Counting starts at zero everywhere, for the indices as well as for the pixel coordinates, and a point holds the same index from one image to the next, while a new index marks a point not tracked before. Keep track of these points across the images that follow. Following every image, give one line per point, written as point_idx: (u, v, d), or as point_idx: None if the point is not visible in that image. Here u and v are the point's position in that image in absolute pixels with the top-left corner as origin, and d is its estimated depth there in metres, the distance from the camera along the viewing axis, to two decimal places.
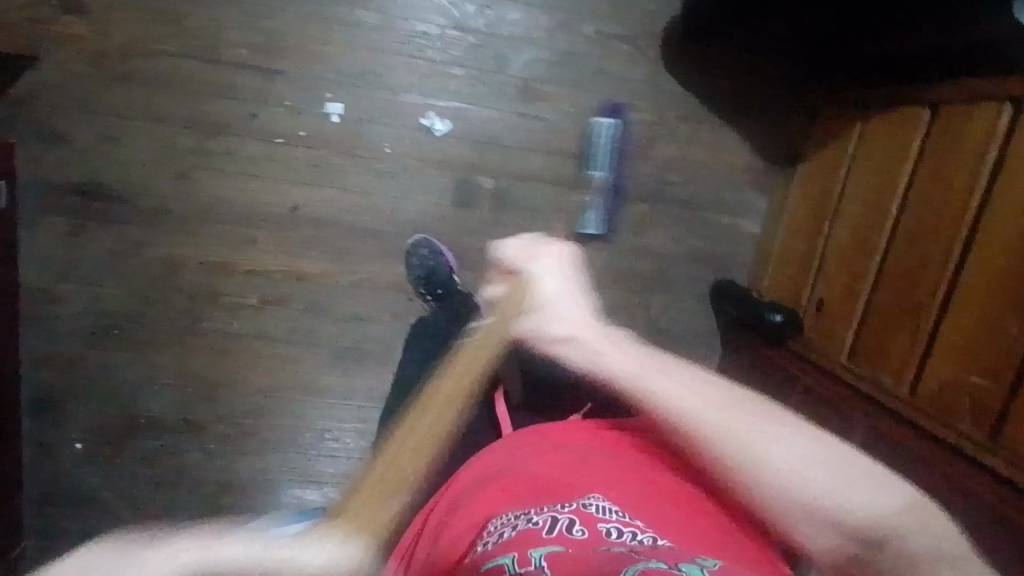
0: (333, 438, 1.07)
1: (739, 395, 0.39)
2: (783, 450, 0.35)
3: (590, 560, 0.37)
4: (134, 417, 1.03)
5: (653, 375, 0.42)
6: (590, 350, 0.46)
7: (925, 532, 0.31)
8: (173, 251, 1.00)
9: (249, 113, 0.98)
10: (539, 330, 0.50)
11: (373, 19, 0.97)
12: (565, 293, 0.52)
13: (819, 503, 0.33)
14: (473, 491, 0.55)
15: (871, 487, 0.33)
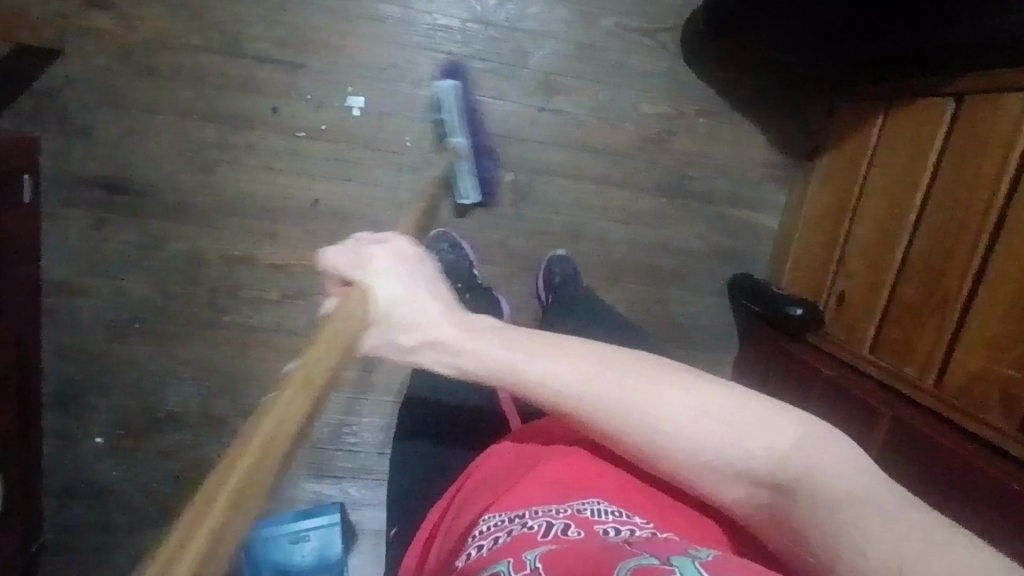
0: (351, 433, 1.07)
1: (615, 368, 0.42)
2: (673, 416, 0.40)
3: (585, 557, 0.36)
4: (155, 411, 1.03)
5: (543, 364, 0.44)
6: (457, 346, 0.46)
7: (809, 456, 0.37)
8: (195, 245, 1.00)
9: (272, 107, 0.98)
10: (391, 343, 0.47)
11: (396, 14, 0.97)
12: (414, 303, 0.48)
13: (716, 453, 0.38)
14: (481, 490, 0.53)
15: (768, 432, 0.38)
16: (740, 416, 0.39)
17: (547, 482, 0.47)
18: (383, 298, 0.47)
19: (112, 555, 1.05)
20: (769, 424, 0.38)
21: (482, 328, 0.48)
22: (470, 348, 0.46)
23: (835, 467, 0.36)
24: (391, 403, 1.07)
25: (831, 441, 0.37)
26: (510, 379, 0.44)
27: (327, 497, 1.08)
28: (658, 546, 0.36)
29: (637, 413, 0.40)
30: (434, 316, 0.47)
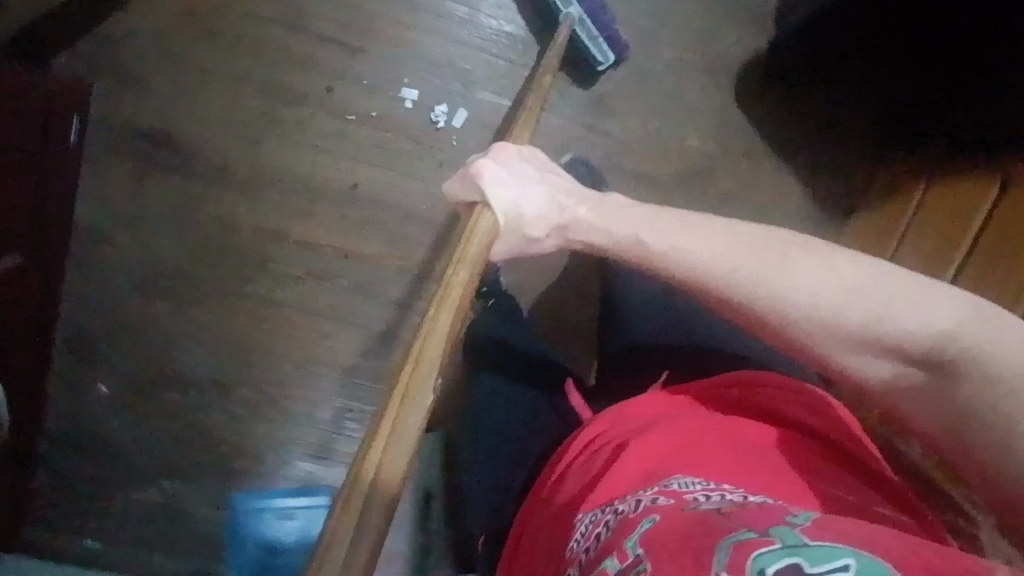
0: (351, 419, 1.07)
1: (755, 249, 0.55)
2: (819, 298, 0.51)
3: (681, 526, 0.42)
4: (165, 368, 1.04)
5: (688, 246, 0.56)
6: (584, 225, 0.60)
7: (962, 326, 0.46)
8: (229, 211, 1.01)
9: (326, 87, 0.99)
10: (523, 239, 0.60)
11: (461, 13, 0.98)
12: (543, 200, 0.59)
13: (854, 321, 0.50)
14: (571, 483, 0.59)
15: (921, 311, 0.48)
16: (891, 301, 0.49)
17: (638, 471, 0.54)
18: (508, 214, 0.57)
19: (99, 506, 1.06)
20: (922, 301, 0.48)
21: (605, 205, 0.61)
22: (596, 227, 0.60)
23: (978, 341, 0.45)
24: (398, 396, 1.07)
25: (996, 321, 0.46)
26: (644, 253, 0.58)
27: (319, 479, 1.08)
28: (756, 514, 0.42)
29: (784, 292, 0.52)
30: (554, 210, 0.59)
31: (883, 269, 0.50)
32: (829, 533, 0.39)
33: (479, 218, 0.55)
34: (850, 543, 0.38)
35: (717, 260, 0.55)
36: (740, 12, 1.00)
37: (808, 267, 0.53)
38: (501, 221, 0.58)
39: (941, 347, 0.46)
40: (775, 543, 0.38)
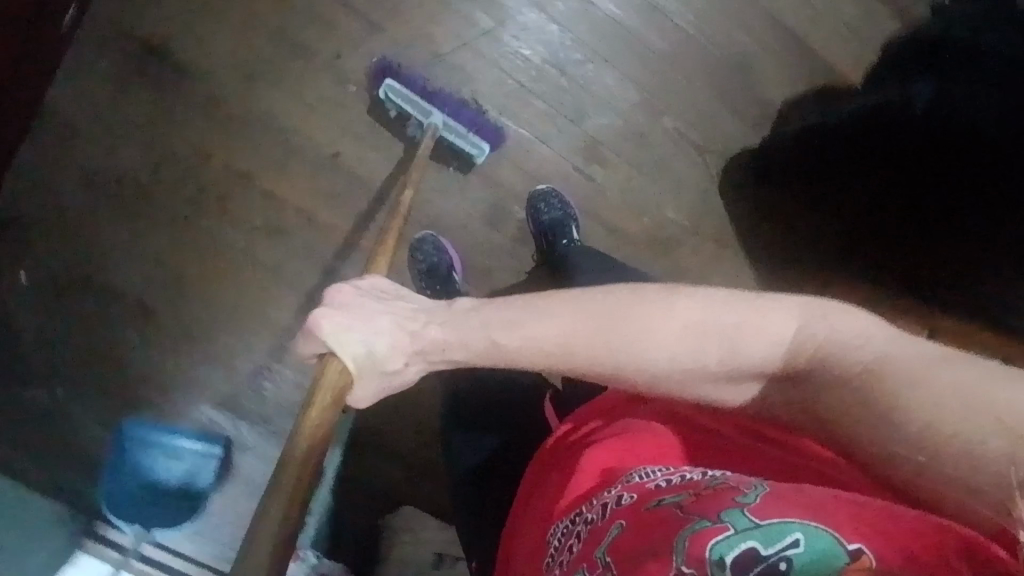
0: (268, 377, 1.07)
1: (591, 317, 0.45)
2: (664, 361, 0.44)
3: (646, 525, 0.39)
4: (91, 276, 1.01)
5: (538, 330, 0.45)
6: (440, 342, 0.50)
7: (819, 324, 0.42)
8: (205, 142, 1.00)
9: (335, 53, 0.99)
10: (389, 374, 0.51)
11: (486, 25, 0.99)
12: (385, 327, 0.50)
13: (718, 365, 0.44)
14: (538, 496, 0.54)
15: (765, 331, 0.43)
16: (732, 332, 0.43)
17: (600, 465, 0.50)
18: (357, 354, 0.49)
19: None
20: (766, 324, 0.43)
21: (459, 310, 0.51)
22: (450, 340, 0.49)
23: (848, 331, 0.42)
24: None
25: (834, 311, 0.43)
26: (504, 355, 0.47)
27: (219, 429, 1.07)
28: (710, 496, 0.38)
29: (625, 363, 0.44)
30: (403, 336, 0.50)
31: (726, 292, 0.44)
32: (789, 507, 0.35)
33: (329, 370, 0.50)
34: (804, 515, 0.34)
35: (558, 346, 0.45)
36: (744, 105, 1.04)
37: (647, 322, 0.44)
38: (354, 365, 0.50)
39: (800, 360, 0.43)
40: (727, 530, 0.34)
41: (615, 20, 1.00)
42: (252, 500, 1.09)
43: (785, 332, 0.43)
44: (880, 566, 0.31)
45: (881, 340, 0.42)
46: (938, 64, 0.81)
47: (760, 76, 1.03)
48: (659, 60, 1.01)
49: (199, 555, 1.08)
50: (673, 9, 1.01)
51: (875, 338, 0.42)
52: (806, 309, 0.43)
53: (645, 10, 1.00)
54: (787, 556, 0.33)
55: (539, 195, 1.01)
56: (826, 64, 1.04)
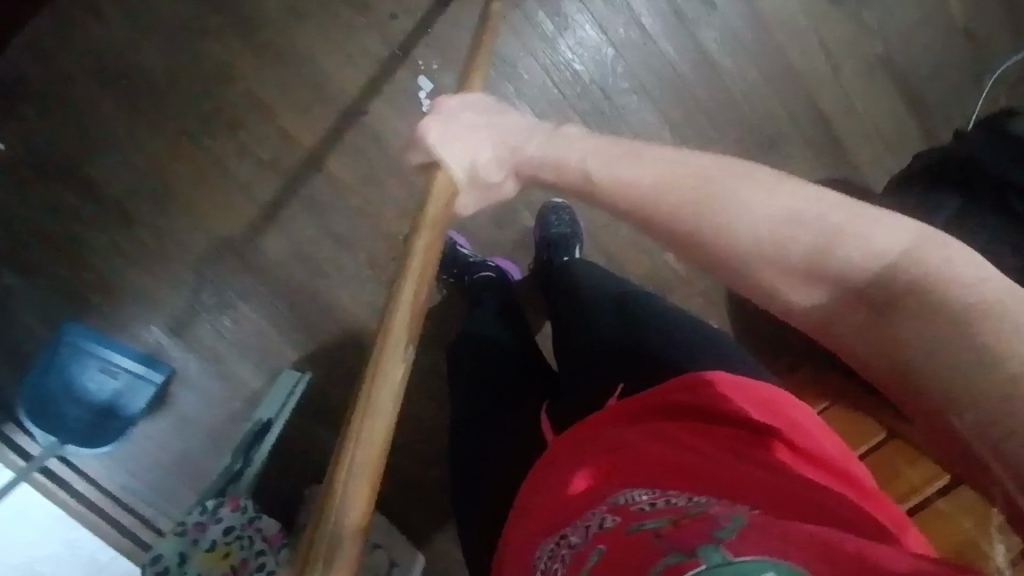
0: (231, 318, 1.03)
1: (688, 176, 0.47)
2: (755, 232, 0.43)
3: (622, 558, 0.39)
4: (77, 166, 0.98)
5: (643, 175, 0.48)
6: (538, 159, 0.54)
7: (916, 246, 0.39)
8: (233, 63, 0.98)
9: (391, 13, 0.99)
10: (491, 189, 0.58)
11: (545, 28, 0.97)
12: (492, 139, 0.56)
13: (803, 242, 0.42)
14: (535, 500, 0.55)
15: (869, 237, 0.40)
16: (826, 224, 0.41)
17: (588, 485, 0.50)
18: (462, 167, 0.55)
19: None
20: (869, 221, 0.41)
21: (570, 133, 0.55)
22: (550, 155, 0.54)
23: (942, 265, 0.37)
24: (289, 321, 1.04)
25: (937, 243, 0.39)
26: (591, 187, 0.50)
27: (166, 357, 1.03)
28: (687, 531, 0.37)
29: (713, 217, 0.45)
30: (504, 149, 0.56)
31: (834, 196, 0.43)
32: (763, 543, 0.35)
33: (439, 175, 0.54)
34: (775, 552, 0.34)
35: (655, 186, 0.47)
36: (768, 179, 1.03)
37: (748, 199, 0.44)
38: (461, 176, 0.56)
39: (889, 271, 0.39)
40: (700, 564, 0.34)
41: (669, 61, 0.99)
42: (178, 437, 1.05)
43: (893, 245, 0.39)
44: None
45: (986, 284, 0.35)
46: (967, 190, 0.83)
47: (786, 152, 1.02)
48: (698, 110, 1.01)
49: (106, 480, 1.04)
50: (727, 64, 1.00)
51: (980, 278, 0.36)
52: (919, 233, 0.39)
53: (699, 58, 0.99)
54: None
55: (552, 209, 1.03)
56: (853, 163, 1.03)
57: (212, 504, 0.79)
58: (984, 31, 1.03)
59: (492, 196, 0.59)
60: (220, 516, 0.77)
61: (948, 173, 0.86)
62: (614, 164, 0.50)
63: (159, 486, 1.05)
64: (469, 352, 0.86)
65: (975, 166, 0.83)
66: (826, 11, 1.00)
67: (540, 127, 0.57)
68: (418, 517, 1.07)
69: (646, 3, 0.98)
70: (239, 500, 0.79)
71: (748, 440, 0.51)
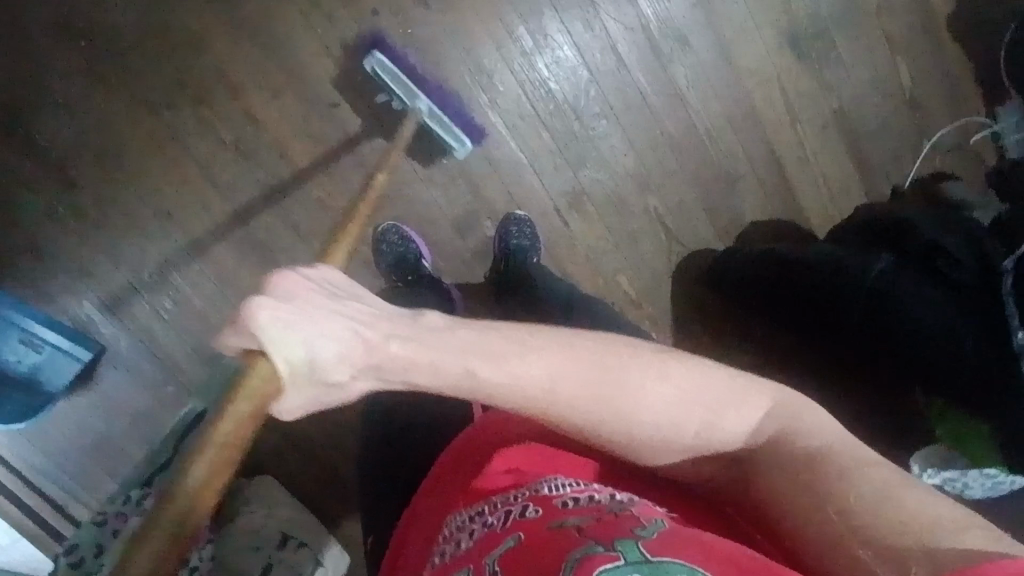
0: (172, 297, 1.00)
1: (585, 363, 0.47)
2: (653, 419, 0.47)
3: (539, 542, 0.40)
4: (24, 121, 0.94)
5: (536, 366, 0.45)
6: (398, 365, 0.44)
7: (784, 416, 0.49)
8: (203, 37, 0.95)
9: (374, 9, 0.96)
10: (326, 389, 0.44)
11: (526, 45, 0.98)
12: (334, 335, 0.42)
13: (687, 428, 0.48)
14: (454, 488, 0.56)
15: (745, 414, 0.48)
16: (712, 408, 0.48)
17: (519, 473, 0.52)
18: (294, 360, 0.41)
19: None
20: (745, 401, 0.49)
21: (433, 324, 0.46)
22: (416, 363, 0.44)
23: (809, 424, 0.48)
24: (233, 308, 1.01)
25: (798, 406, 0.49)
26: (477, 388, 0.45)
27: (95, 332, 1.00)
28: (607, 527, 0.40)
29: (619, 412, 0.46)
30: (354, 343, 0.43)
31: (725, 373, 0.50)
32: (675, 548, 0.37)
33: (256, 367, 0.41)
34: (692, 559, 0.36)
35: (552, 385, 0.45)
36: (719, 214, 1.08)
37: (646, 388, 0.47)
38: (292, 374, 0.42)
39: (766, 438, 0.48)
40: (619, 560, 0.36)
41: (641, 91, 1.02)
42: (99, 416, 1.02)
43: (754, 419, 0.49)
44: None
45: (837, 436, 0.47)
46: (901, 250, 0.85)
47: (740, 190, 1.08)
48: (663, 142, 1.04)
49: (17, 457, 1.02)
50: (694, 101, 1.04)
51: (832, 430, 0.48)
52: (775, 402, 0.49)
53: (668, 93, 1.03)
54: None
55: (516, 221, 1.01)
56: (799, 207, 1.09)
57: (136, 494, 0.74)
58: (934, 102, 1.10)
59: (322, 398, 0.44)
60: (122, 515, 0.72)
61: (887, 232, 0.89)
62: (504, 347, 0.45)
63: (72, 468, 1.03)
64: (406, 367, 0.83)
65: (911, 228, 0.85)
66: (793, 64, 1.05)
67: (399, 312, 0.47)
68: (344, 515, 1.06)
69: (625, 34, 1.00)
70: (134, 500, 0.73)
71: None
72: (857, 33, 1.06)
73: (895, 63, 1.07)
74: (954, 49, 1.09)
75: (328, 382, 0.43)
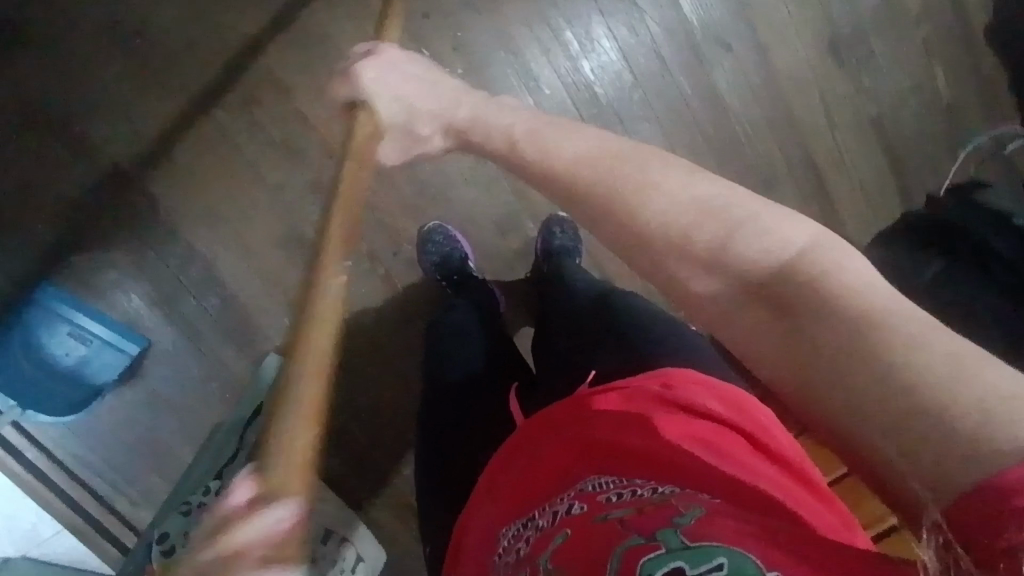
0: (219, 294, 1.01)
1: (613, 147, 0.49)
2: (658, 205, 0.44)
3: (588, 542, 0.39)
4: (73, 119, 0.95)
5: (574, 144, 0.51)
6: (465, 119, 0.65)
7: (825, 253, 0.39)
8: (253, 37, 0.96)
9: (421, 11, 0.97)
10: (415, 141, 0.71)
11: (571, 48, 1.00)
12: (424, 94, 0.70)
13: (692, 224, 0.42)
14: (503, 482, 0.54)
15: (780, 230, 0.40)
16: (731, 220, 0.42)
17: (561, 463, 0.49)
18: (389, 115, 0.70)
19: None
20: (777, 219, 0.41)
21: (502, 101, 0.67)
22: (476, 117, 0.64)
23: (850, 269, 0.37)
24: (277, 305, 1.02)
25: (846, 249, 0.39)
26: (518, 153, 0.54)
27: (140, 327, 1.01)
28: (649, 516, 0.38)
29: (619, 184, 0.45)
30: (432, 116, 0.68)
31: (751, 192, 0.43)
32: (718, 530, 0.35)
33: (366, 120, 0.69)
34: (732, 539, 0.35)
35: (574, 157, 0.49)
36: None
37: (657, 178, 0.45)
38: (389, 122, 0.70)
39: (802, 267, 0.39)
40: (659, 549, 0.35)
41: (683, 94, 1.03)
42: (142, 411, 1.03)
43: (793, 241, 0.40)
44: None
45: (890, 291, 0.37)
46: (949, 252, 0.88)
47: (779, 194, 1.08)
48: (704, 146, 1.05)
49: (60, 451, 1.03)
50: (735, 106, 1.05)
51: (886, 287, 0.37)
52: (817, 237, 0.40)
53: (709, 97, 1.04)
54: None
55: (556, 223, 1.04)
56: (837, 212, 1.10)
57: None
58: (969, 109, 1.11)
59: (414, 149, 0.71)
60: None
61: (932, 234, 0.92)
62: (543, 138, 0.54)
63: (115, 461, 1.04)
64: (454, 360, 0.83)
65: (959, 230, 0.89)
66: (831, 70, 1.06)
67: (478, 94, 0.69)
68: (383, 515, 1.06)
69: (667, 37, 1.01)
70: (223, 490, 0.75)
71: (716, 432, 0.48)
72: (895, 42, 1.07)
73: (931, 69, 1.08)
74: (989, 55, 1.10)
75: (418, 131, 0.70)
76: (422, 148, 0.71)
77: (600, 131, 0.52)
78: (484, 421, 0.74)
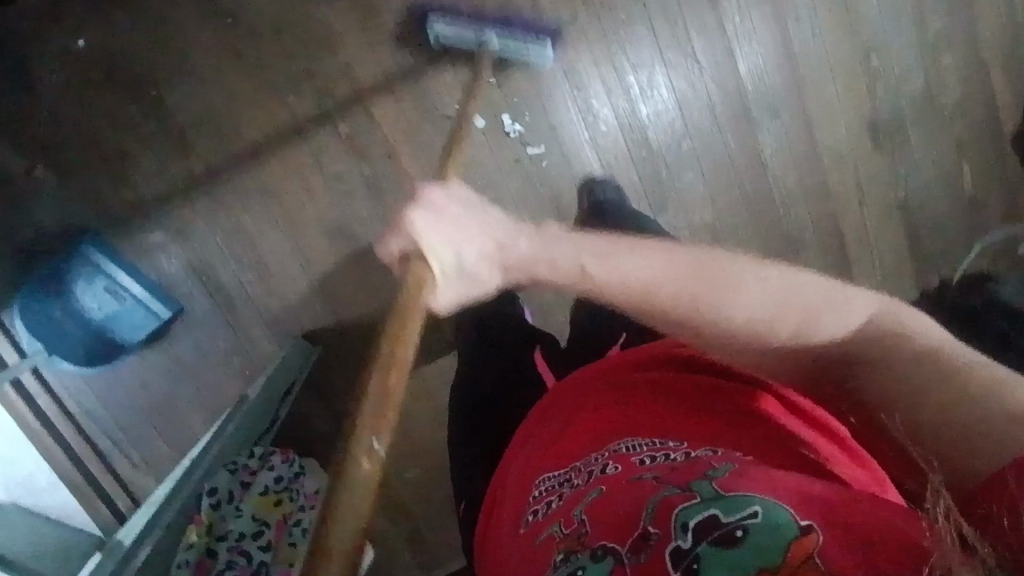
0: (259, 271, 1.03)
1: (687, 260, 0.53)
2: (751, 312, 0.49)
3: (623, 495, 0.41)
4: (151, 82, 0.98)
5: (644, 265, 0.53)
6: (522, 254, 0.56)
7: (884, 318, 0.47)
8: (337, 34, 1.00)
9: (500, 37, 1.02)
10: (472, 288, 0.59)
11: (632, 92, 1.05)
12: (462, 237, 0.57)
13: (785, 323, 0.48)
14: (534, 443, 0.57)
15: (849, 311, 0.48)
16: (808, 305, 0.49)
17: (594, 431, 0.52)
18: (442, 264, 0.57)
19: None
20: (845, 302, 0.49)
21: (559, 231, 0.57)
22: (547, 249, 0.55)
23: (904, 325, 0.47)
24: (313, 291, 1.04)
25: (902, 312, 0.48)
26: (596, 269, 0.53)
27: (174, 292, 1.03)
28: (682, 473, 0.41)
29: (715, 299, 0.50)
30: (489, 244, 0.57)
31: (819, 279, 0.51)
32: (748, 483, 0.38)
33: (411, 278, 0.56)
34: (764, 490, 0.37)
35: (651, 279, 0.52)
36: None
37: (742, 282, 0.51)
38: (439, 273, 0.57)
39: (870, 339, 0.46)
40: (693, 498, 0.38)
41: (729, 151, 1.09)
42: (161, 374, 1.04)
43: (862, 315, 0.48)
44: (825, 542, 0.33)
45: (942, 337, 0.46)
46: (967, 336, 0.92)
47: (802, 258, 1.14)
48: (740, 202, 1.11)
49: (70, 402, 1.03)
50: (775, 169, 1.11)
51: (936, 333, 0.47)
52: (884, 308, 0.48)
53: (753, 158, 1.10)
54: (744, 525, 0.35)
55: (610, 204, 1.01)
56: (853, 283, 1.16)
57: (259, 453, 0.82)
58: (990, 207, 1.18)
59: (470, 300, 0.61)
60: (272, 464, 0.80)
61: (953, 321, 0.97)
62: (609, 256, 0.54)
63: (122, 420, 1.04)
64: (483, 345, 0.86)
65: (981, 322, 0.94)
66: (869, 151, 1.13)
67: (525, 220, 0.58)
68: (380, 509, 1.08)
69: (723, 96, 1.07)
70: (288, 455, 0.82)
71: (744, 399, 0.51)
72: (932, 134, 1.14)
73: (960, 166, 1.15)
74: (1015, 161, 1.17)
75: (476, 285, 0.59)
76: (483, 287, 0.59)
77: (659, 249, 0.54)
78: (518, 390, 0.76)
